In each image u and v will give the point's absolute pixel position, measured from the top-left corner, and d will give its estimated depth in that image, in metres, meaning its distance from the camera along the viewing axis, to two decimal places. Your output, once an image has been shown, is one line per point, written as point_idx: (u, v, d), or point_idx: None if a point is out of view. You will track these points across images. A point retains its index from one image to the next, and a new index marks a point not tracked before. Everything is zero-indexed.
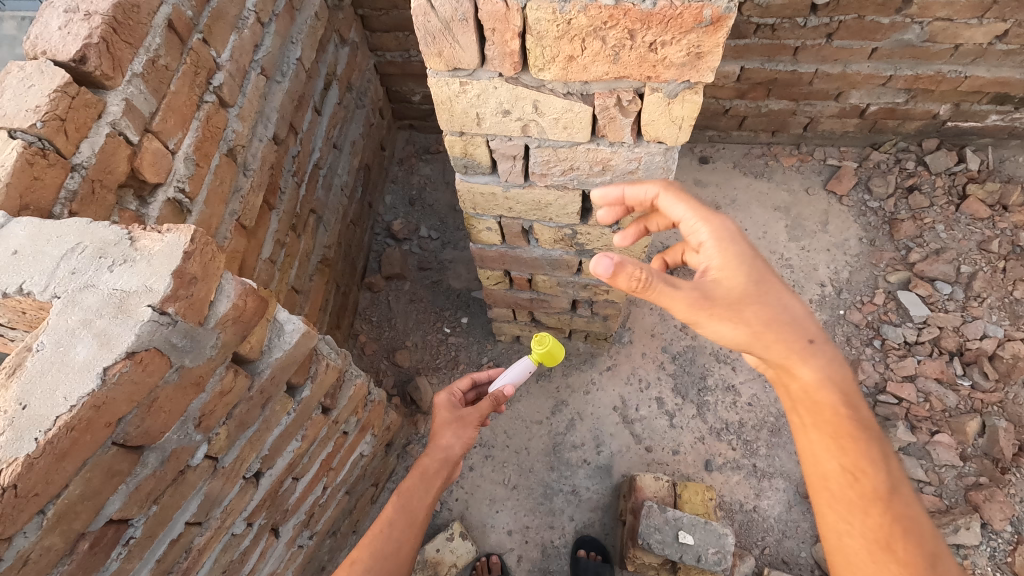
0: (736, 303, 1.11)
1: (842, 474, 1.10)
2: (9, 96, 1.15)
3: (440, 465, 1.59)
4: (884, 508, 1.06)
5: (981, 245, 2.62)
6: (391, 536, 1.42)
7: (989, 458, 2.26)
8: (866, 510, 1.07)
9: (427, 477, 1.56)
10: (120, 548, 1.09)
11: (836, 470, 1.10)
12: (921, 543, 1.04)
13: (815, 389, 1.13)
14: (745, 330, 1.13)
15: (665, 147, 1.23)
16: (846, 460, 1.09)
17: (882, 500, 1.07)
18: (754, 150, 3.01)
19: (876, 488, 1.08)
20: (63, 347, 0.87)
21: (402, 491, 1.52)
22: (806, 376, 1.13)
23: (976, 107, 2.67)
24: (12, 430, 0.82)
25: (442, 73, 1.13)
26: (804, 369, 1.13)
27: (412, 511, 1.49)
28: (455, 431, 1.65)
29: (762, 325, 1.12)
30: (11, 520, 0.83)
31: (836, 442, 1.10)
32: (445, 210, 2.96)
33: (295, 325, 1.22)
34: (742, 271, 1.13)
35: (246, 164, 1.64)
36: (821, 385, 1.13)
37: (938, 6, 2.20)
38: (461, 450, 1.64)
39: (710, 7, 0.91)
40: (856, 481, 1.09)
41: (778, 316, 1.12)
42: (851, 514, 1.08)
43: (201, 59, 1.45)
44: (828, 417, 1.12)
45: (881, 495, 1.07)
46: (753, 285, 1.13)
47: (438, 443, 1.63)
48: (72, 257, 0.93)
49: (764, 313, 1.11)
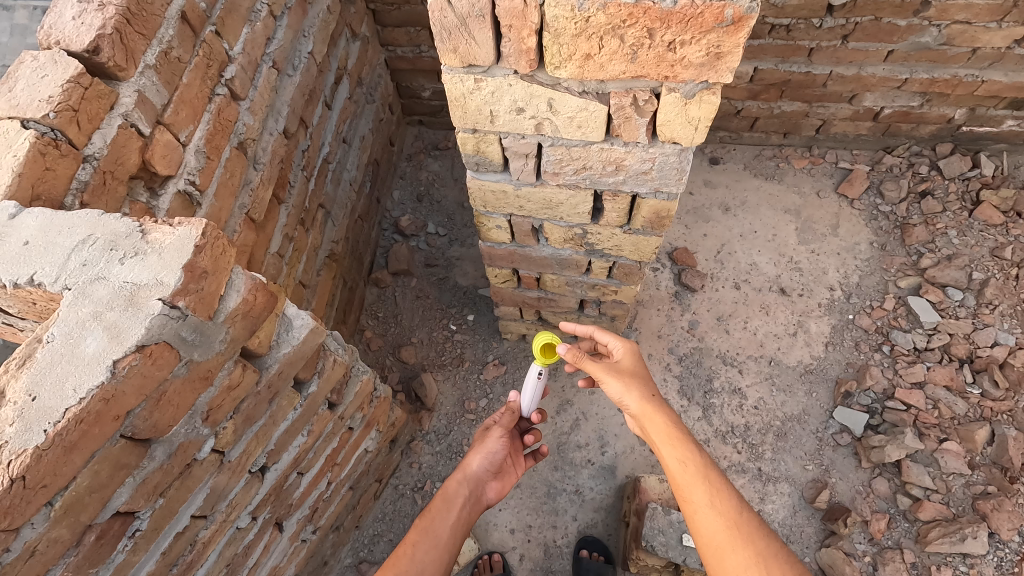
0: (632, 377, 1.51)
1: (698, 480, 1.29)
2: (22, 86, 1.15)
3: (461, 484, 1.59)
4: (732, 502, 1.26)
5: (994, 251, 2.60)
6: (416, 558, 1.35)
7: (997, 466, 2.23)
8: (718, 505, 1.25)
9: (449, 499, 1.53)
10: (126, 541, 1.08)
11: (694, 476, 1.30)
12: (760, 527, 1.22)
13: (670, 422, 1.40)
14: (630, 385, 1.48)
15: (680, 148, 1.22)
16: (703, 468, 1.31)
17: (728, 496, 1.27)
18: (765, 152, 2.99)
19: (725, 488, 1.28)
20: (73, 339, 0.87)
21: (426, 514, 1.47)
22: (667, 415, 1.41)
23: (992, 112, 2.64)
24: (22, 421, 0.82)
25: (457, 69, 1.12)
26: (665, 411, 1.42)
27: (435, 532, 1.43)
28: (478, 450, 1.70)
29: (645, 387, 1.49)
30: (20, 511, 0.83)
31: (693, 454, 1.33)
32: (453, 207, 2.95)
33: (304, 320, 1.21)
34: (638, 362, 1.58)
35: (256, 158, 1.64)
36: (675, 419, 1.41)
37: (956, 9, 2.18)
38: (485, 469, 1.67)
39: (732, 7, 0.90)
40: (711, 484, 1.28)
41: (651, 386, 1.51)
42: (709, 512, 1.25)
43: (214, 52, 1.44)
44: (686, 440, 1.36)
45: (727, 492, 1.28)
46: (645, 374, 1.55)
47: (464, 467, 1.66)
48: (83, 249, 0.93)
49: (646, 383, 1.51)
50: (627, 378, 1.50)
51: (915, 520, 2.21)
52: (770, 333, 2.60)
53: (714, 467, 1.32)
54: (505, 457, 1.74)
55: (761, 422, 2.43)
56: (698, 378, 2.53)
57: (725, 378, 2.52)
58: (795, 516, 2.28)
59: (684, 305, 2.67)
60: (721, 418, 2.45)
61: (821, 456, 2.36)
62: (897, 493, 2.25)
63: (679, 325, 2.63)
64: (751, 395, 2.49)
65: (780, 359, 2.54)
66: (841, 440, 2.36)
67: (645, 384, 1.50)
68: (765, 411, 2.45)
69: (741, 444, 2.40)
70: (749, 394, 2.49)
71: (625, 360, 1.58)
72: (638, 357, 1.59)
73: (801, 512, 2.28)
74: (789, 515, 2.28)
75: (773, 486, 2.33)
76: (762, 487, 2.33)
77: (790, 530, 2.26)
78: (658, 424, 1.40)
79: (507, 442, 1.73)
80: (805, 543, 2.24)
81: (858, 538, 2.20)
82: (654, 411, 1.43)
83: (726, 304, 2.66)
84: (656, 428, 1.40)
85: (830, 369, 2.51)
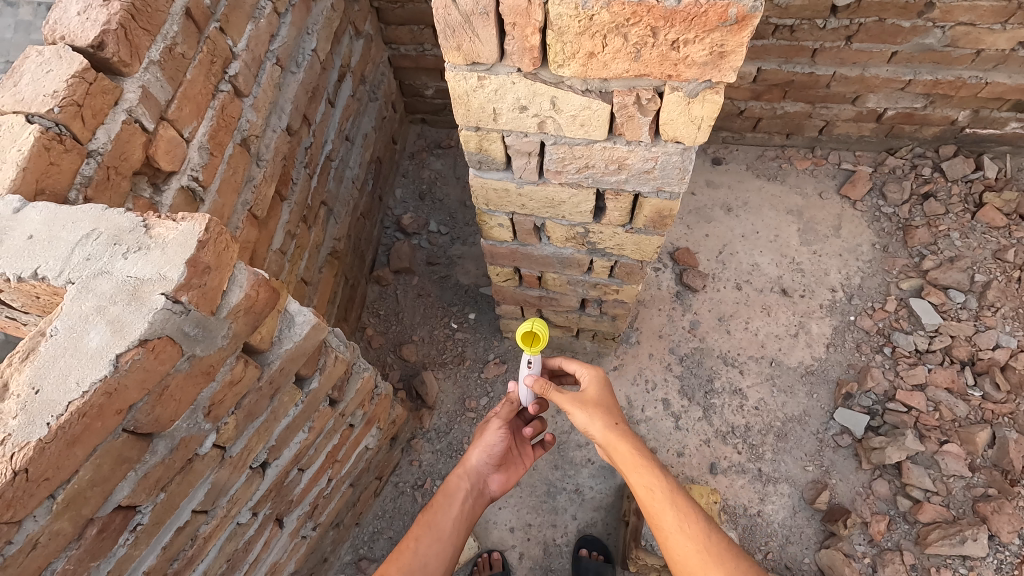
0: (596, 406, 1.54)
1: (666, 504, 1.33)
2: (27, 80, 1.16)
3: (462, 479, 1.60)
4: (701, 524, 1.31)
5: (997, 254, 2.59)
6: (419, 551, 1.36)
7: (998, 469, 2.23)
8: (687, 529, 1.30)
9: (450, 494, 1.54)
10: (128, 535, 1.09)
11: (662, 502, 1.34)
12: (730, 547, 1.27)
13: (635, 449, 1.43)
14: (594, 415, 1.51)
15: (683, 147, 1.22)
16: (669, 493, 1.35)
17: (697, 519, 1.31)
18: (768, 152, 2.98)
19: (692, 510, 1.33)
20: (77, 333, 0.88)
21: (429, 509, 1.49)
22: (631, 442, 1.44)
23: (995, 114, 2.64)
24: (25, 414, 0.82)
25: (461, 66, 1.12)
26: (630, 438, 1.45)
27: (438, 526, 1.44)
28: (477, 445, 1.68)
29: (609, 416, 1.51)
30: (22, 504, 0.83)
31: (659, 480, 1.36)
32: (455, 205, 2.95)
33: (306, 317, 1.22)
34: (604, 388, 1.60)
35: (259, 155, 1.64)
36: (640, 445, 1.44)
37: (961, 11, 2.17)
38: (485, 464, 1.66)
39: (736, 6, 0.90)
40: (679, 508, 1.32)
41: (618, 412, 1.54)
42: (679, 536, 1.29)
43: (218, 48, 1.45)
44: (652, 465, 1.39)
45: (695, 514, 1.32)
46: (611, 400, 1.57)
47: (465, 462, 1.65)
48: (87, 244, 0.93)
49: (611, 411, 1.53)
50: (592, 408, 1.52)
51: (915, 522, 2.21)
52: (772, 334, 2.59)
53: (679, 490, 1.36)
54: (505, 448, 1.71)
55: (761, 422, 2.43)
56: (699, 378, 2.53)
57: (725, 379, 2.52)
58: (795, 517, 2.28)
59: (685, 305, 2.67)
60: (721, 419, 2.45)
61: (821, 457, 2.36)
62: (897, 494, 2.25)
63: (681, 325, 2.63)
64: (752, 396, 2.49)
65: (781, 360, 2.54)
66: (841, 441, 2.36)
67: (610, 412, 1.52)
68: (766, 412, 2.45)
69: (741, 444, 2.40)
70: (750, 395, 2.49)
71: (590, 389, 1.59)
72: (604, 383, 1.61)
73: (801, 513, 2.28)
74: (788, 516, 2.28)
75: (773, 487, 2.33)
76: (762, 487, 2.33)
77: (790, 531, 2.26)
78: (623, 452, 1.44)
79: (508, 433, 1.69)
80: (804, 543, 2.24)
81: (858, 539, 2.20)
82: (619, 439, 1.46)
83: (728, 305, 2.66)
84: (622, 456, 1.43)
85: (831, 370, 2.51)
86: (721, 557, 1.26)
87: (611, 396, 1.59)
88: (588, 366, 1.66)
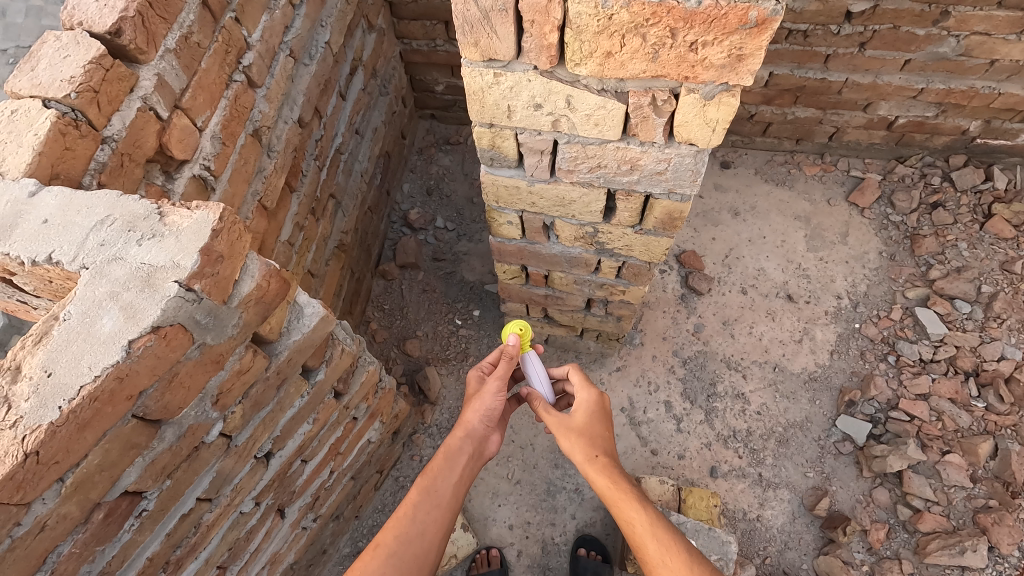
0: (580, 434, 1.53)
1: (646, 537, 1.36)
2: (45, 65, 1.16)
3: (463, 441, 1.53)
4: (681, 557, 1.30)
5: (1004, 265, 2.59)
6: (417, 518, 1.35)
7: (999, 481, 2.23)
8: (669, 561, 1.30)
9: (452, 457, 1.48)
10: (133, 520, 1.09)
11: (643, 535, 1.36)
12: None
13: (612, 481, 1.45)
14: (573, 445, 1.53)
15: (696, 150, 1.22)
16: (648, 525, 1.37)
17: (678, 550, 1.32)
18: (776, 158, 2.98)
19: (674, 542, 1.33)
20: (89, 318, 0.88)
21: (426, 473, 1.44)
22: (609, 474, 1.47)
23: (1008, 125, 2.63)
24: (37, 397, 0.83)
25: (477, 63, 1.12)
26: (608, 470, 1.47)
27: (437, 493, 1.41)
28: (474, 404, 1.60)
29: (591, 445, 1.51)
30: (31, 486, 0.84)
31: (639, 513, 1.40)
32: (462, 202, 2.95)
33: (315, 309, 1.22)
34: (593, 415, 1.57)
35: (270, 146, 1.64)
36: (618, 476, 1.46)
37: (976, 20, 2.17)
38: (484, 424, 1.59)
39: (756, 9, 0.90)
40: (660, 541, 1.34)
41: (602, 442, 1.53)
42: (662, 568, 1.30)
43: (233, 38, 1.45)
44: (630, 499, 1.42)
45: (675, 545, 1.33)
46: (599, 427, 1.55)
47: (462, 422, 1.58)
48: (101, 229, 0.94)
49: (594, 440, 1.52)
50: (574, 437, 1.53)
51: (915, 531, 2.20)
52: (775, 339, 2.59)
53: (658, 521, 1.38)
54: (501, 408, 1.65)
55: (763, 428, 2.43)
56: (701, 381, 2.52)
57: (728, 382, 2.52)
58: (794, 523, 2.28)
59: (690, 308, 2.67)
60: (723, 423, 2.45)
61: (822, 464, 2.36)
62: (898, 503, 2.25)
63: (685, 328, 2.63)
64: (754, 400, 2.48)
65: (784, 365, 2.54)
66: (841, 449, 2.36)
67: (594, 440, 1.52)
68: (767, 418, 2.45)
69: (742, 449, 2.40)
70: (752, 400, 2.48)
71: (579, 415, 1.57)
72: (595, 409, 1.58)
73: (799, 518, 2.28)
74: (787, 521, 2.28)
75: (772, 492, 2.33)
76: (762, 491, 2.33)
77: (788, 536, 2.26)
78: (602, 484, 1.46)
79: (507, 389, 1.61)
80: (803, 549, 2.24)
81: (856, 547, 2.20)
82: (597, 472, 1.48)
83: (732, 309, 2.66)
84: (601, 488, 1.46)
85: (834, 377, 2.51)
86: None
87: (601, 422, 1.57)
88: (586, 389, 1.61)
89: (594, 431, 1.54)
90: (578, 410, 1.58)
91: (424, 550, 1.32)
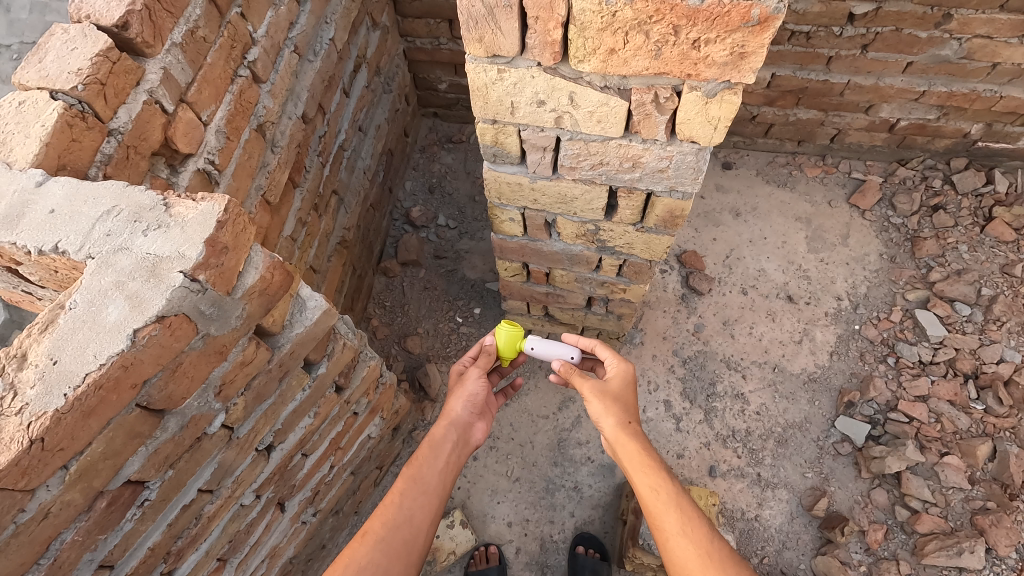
0: (615, 399, 1.52)
1: (670, 506, 1.31)
2: (53, 58, 1.18)
3: (448, 430, 1.56)
4: (703, 528, 1.27)
5: (1004, 268, 2.60)
6: (403, 505, 1.35)
7: (997, 483, 2.23)
8: (690, 533, 1.26)
9: (436, 446, 1.50)
10: (135, 510, 1.10)
11: (666, 504, 1.31)
12: (732, 556, 1.23)
13: (641, 446, 1.42)
14: (607, 409, 1.50)
15: (698, 147, 1.22)
16: (675, 495, 1.32)
17: (700, 524, 1.28)
18: (778, 159, 2.99)
19: (696, 514, 1.29)
20: (96, 307, 0.89)
21: (413, 463, 1.45)
22: (639, 440, 1.43)
23: (1009, 128, 2.63)
24: (43, 384, 0.84)
25: (481, 58, 1.12)
26: (640, 437, 1.44)
27: (424, 481, 1.41)
28: (458, 394, 1.66)
29: (624, 413, 1.50)
30: (36, 472, 0.85)
31: (666, 483, 1.34)
32: (465, 200, 2.96)
33: (317, 303, 1.22)
34: (628, 387, 1.58)
35: (274, 141, 1.65)
36: (647, 444, 1.43)
37: (978, 23, 2.17)
38: (467, 412, 1.63)
39: (759, 7, 0.90)
40: (682, 511, 1.29)
41: (632, 412, 1.52)
42: (680, 538, 1.26)
43: (238, 33, 1.45)
44: (657, 467, 1.37)
45: (697, 517, 1.29)
46: (631, 399, 1.55)
47: (447, 412, 1.62)
48: (107, 220, 0.95)
49: (626, 409, 1.52)
50: (609, 401, 1.51)
51: (913, 532, 2.21)
52: (775, 340, 2.60)
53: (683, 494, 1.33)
54: (485, 396, 1.71)
55: (762, 428, 2.44)
56: (701, 381, 2.53)
57: (728, 382, 2.52)
58: (792, 523, 2.28)
59: (690, 308, 2.68)
60: (722, 422, 2.45)
61: (821, 464, 2.36)
62: (896, 504, 2.26)
63: (685, 327, 2.64)
64: (753, 400, 2.49)
65: (784, 366, 2.55)
66: (840, 449, 2.37)
67: (626, 410, 1.51)
68: (767, 418, 2.45)
69: (741, 449, 2.41)
70: (751, 400, 2.49)
71: (614, 382, 1.57)
72: (629, 379, 1.59)
73: (798, 519, 2.29)
74: (785, 521, 2.29)
75: (771, 493, 2.33)
76: (761, 491, 2.33)
77: (786, 536, 2.26)
78: (629, 447, 1.43)
79: (485, 377, 1.71)
80: (801, 549, 2.25)
81: (855, 547, 2.20)
82: (628, 437, 1.44)
83: (732, 309, 2.67)
84: (628, 452, 1.42)
85: (834, 378, 2.51)
86: (725, 561, 1.22)
87: (633, 395, 1.58)
88: (623, 361, 1.62)
89: (627, 400, 1.54)
90: (616, 378, 1.58)
91: (413, 534, 1.32)
